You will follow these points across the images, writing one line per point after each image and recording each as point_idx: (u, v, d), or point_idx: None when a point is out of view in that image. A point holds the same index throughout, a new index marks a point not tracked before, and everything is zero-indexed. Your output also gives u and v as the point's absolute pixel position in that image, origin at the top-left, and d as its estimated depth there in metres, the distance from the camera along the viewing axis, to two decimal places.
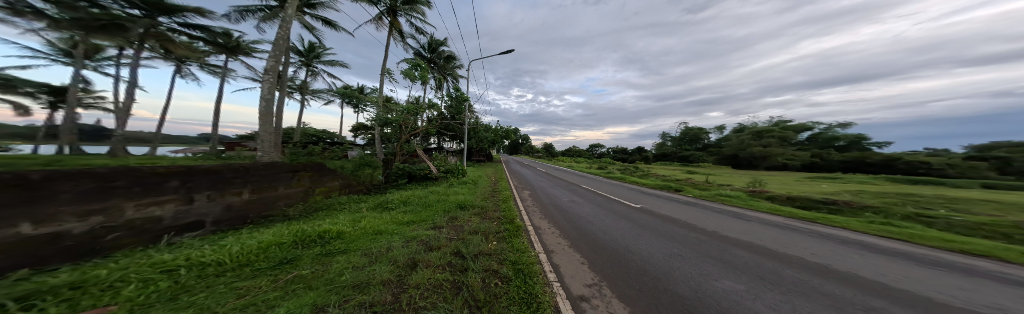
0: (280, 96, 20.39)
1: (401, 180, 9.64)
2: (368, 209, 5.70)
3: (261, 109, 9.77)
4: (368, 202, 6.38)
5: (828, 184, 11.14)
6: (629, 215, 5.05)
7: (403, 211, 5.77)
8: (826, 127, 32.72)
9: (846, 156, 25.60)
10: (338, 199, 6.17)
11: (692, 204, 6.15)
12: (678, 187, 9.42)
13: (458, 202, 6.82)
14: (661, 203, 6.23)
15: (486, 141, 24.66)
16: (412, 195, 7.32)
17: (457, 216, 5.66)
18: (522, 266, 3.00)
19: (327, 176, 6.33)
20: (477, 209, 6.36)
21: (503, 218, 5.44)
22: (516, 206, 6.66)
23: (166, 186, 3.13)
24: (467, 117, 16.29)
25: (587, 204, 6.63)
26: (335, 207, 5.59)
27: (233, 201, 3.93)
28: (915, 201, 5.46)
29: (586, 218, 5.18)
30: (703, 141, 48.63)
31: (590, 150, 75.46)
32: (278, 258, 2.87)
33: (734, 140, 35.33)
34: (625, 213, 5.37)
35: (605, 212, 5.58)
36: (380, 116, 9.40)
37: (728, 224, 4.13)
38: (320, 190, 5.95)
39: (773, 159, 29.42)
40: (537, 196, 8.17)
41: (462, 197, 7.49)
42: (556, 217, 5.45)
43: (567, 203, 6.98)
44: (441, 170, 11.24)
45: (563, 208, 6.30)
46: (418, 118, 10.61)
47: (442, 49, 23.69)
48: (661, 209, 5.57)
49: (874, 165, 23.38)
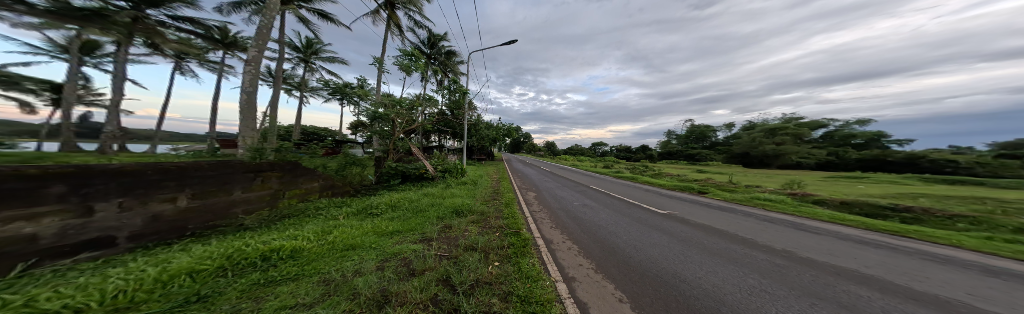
0: (275, 93, 19.73)
1: (394, 180, 8.79)
2: (346, 216, 4.81)
3: (243, 103, 8.97)
4: (350, 206, 5.51)
5: (864, 186, 10.14)
6: (659, 225, 4.17)
7: (388, 219, 4.91)
8: (842, 125, 31.42)
9: (864, 154, 24.45)
10: (314, 203, 5.29)
11: (727, 209, 5.27)
12: (702, 188, 8.47)
13: (454, 206, 5.95)
14: (690, 209, 5.35)
15: (487, 139, 23.84)
16: (404, 198, 6.47)
17: (452, 224, 4.80)
18: (534, 306, 2.09)
19: (304, 176, 5.44)
20: (475, 215, 5.50)
21: (508, 227, 4.58)
22: (521, 211, 5.81)
23: (48, 193, 2.21)
24: (467, 113, 15.46)
25: (603, 209, 5.75)
26: (308, 214, 4.70)
27: (162, 210, 3.03)
28: (1012, 210, 4.53)
29: (608, 227, 4.30)
30: (710, 139, 47.31)
31: (592, 148, 74.56)
32: (182, 294, 1.87)
33: (744, 137, 34.10)
34: (653, 221, 4.50)
35: (628, 219, 4.73)
36: (371, 109, 8.54)
37: (797, 243, 3.21)
38: (292, 192, 5.07)
39: (786, 157, 28.21)
40: (543, 199, 7.31)
41: (460, 200, 6.61)
42: (568, 227, 4.61)
43: (578, 207, 6.12)
44: (438, 169, 10.37)
45: (576, 215, 5.44)
46: (413, 113, 9.73)
47: (442, 44, 22.80)
48: (696, 216, 4.68)
49: (896, 163, 22.23)
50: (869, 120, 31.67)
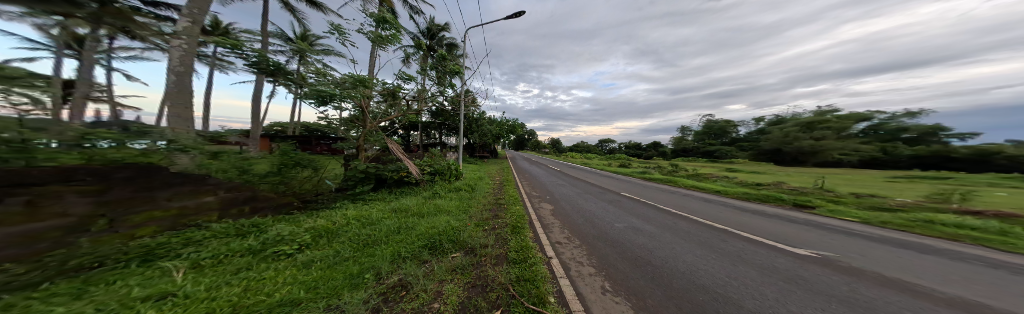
0: (260, 85, 17.95)
1: (364, 186, 6.59)
2: (216, 262, 2.61)
3: (172, 86, 6.77)
4: (253, 236, 3.27)
5: (1003, 194, 7.35)
6: (867, 302, 1.79)
7: (298, 266, 2.66)
8: (889, 118, 27.96)
9: (921, 150, 21.25)
10: (189, 233, 3.15)
11: (931, 251, 2.81)
12: (789, 197, 6.01)
13: (432, 235, 3.74)
14: (847, 247, 2.97)
15: (490, 135, 21.38)
16: (358, 218, 4.30)
17: (413, 279, 2.59)
18: None
19: (171, 189, 3.27)
20: (460, 254, 3.24)
21: (520, 300, 2.24)
22: (537, 245, 3.55)
23: None
24: (466, 105, 13.22)
25: (674, 240, 3.46)
26: (135, 264, 2.44)
27: None
28: None
29: (739, 303, 1.95)
30: (731, 135, 43.55)
31: (600, 146, 72.10)
32: None
33: (774, 133, 30.79)
34: (824, 280, 2.12)
35: (756, 272, 2.39)
36: (312, 89, 6.24)
37: None
38: (141, 216, 2.94)
39: (825, 153, 24.84)
40: (566, 216, 5.06)
41: (444, 220, 4.39)
42: (641, 294, 2.27)
43: (627, 235, 3.83)
44: (426, 170, 8.15)
45: (635, 255, 3.11)
46: (370, 99, 7.47)
47: (442, 33, 20.78)
48: (896, 268, 2.31)
49: (963, 161, 18.93)
50: (917, 112, 28.12)
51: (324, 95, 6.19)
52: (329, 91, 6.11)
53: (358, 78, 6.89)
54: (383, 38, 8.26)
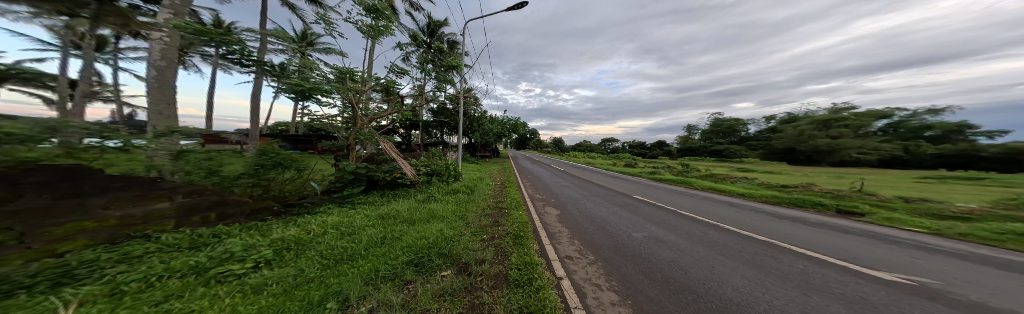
0: (259, 84, 17.74)
1: (353, 188, 6.12)
2: (145, 286, 2.06)
3: (154, 82, 6.24)
4: (202, 251, 2.73)
5: None
6: None
7: (244, 291, 2.11)
8: (909, 115, 26.63)
9: (946, 149, 20.06)
10: (131, 247, 2.62)
11: None
12: (826, 202, 5.35)
13: (418, 247, 3.19)
14: (942, 273, 2.36)
15: (491, 134, 20.86)
16: (337, 226, 3.76)
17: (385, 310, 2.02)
18: None
19: (108, 194, 2.76)
20: (450, 273, 2.67)
21: None
22: (543, 261, 2.95)
23: None
24: (466, 103, 12.68)
25: (712, 257, 2.84)
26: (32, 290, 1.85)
27: None
28: None
29: None
30: (739, 134, 42.15)
31: (603, 145, 71.12)
32: None
33: (786, 131, 29.73)
34: None
35: (848, 310, 1.79)
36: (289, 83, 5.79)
37: None
38: (66, 228, 2.40)
39: (841, 152, 23.74)
40: (574, 223, 4.46)
41: (435, 228, 3.85)
42: None
43: (650, 248, 3.22)
44: (422, 171, 7.66)
45: (667, 277, 2.49)
46: (361, 94, 6.97)
47: (442, 31, 20.38)
48: None
49: (993, 159, 17.73)
50: (940, 109, 26.69)
51: (300, 89, 5.73)
52: (307, 85, 5.57)
53: (341, 71, 6.42)
54: (376, 30, 7.77)
